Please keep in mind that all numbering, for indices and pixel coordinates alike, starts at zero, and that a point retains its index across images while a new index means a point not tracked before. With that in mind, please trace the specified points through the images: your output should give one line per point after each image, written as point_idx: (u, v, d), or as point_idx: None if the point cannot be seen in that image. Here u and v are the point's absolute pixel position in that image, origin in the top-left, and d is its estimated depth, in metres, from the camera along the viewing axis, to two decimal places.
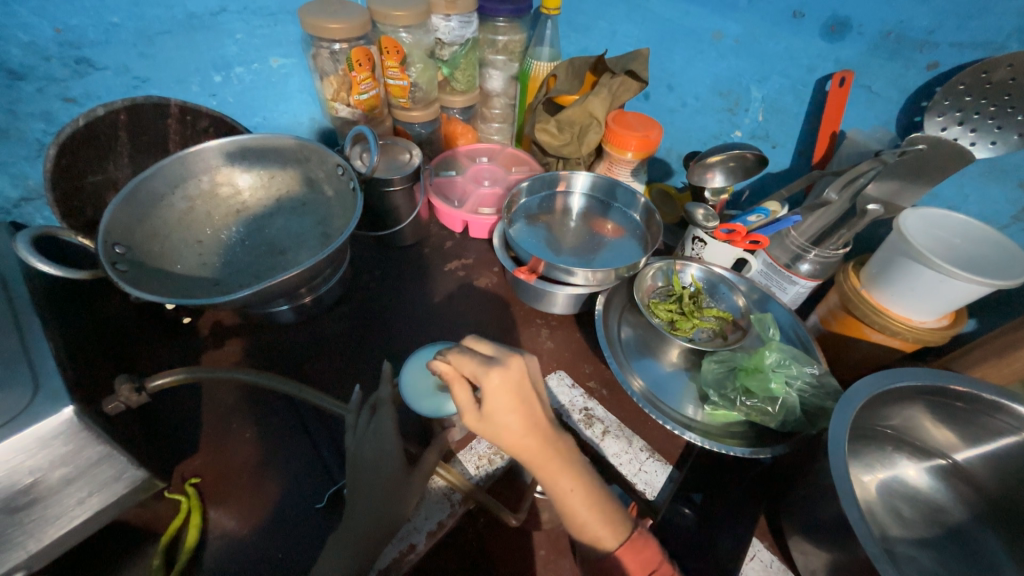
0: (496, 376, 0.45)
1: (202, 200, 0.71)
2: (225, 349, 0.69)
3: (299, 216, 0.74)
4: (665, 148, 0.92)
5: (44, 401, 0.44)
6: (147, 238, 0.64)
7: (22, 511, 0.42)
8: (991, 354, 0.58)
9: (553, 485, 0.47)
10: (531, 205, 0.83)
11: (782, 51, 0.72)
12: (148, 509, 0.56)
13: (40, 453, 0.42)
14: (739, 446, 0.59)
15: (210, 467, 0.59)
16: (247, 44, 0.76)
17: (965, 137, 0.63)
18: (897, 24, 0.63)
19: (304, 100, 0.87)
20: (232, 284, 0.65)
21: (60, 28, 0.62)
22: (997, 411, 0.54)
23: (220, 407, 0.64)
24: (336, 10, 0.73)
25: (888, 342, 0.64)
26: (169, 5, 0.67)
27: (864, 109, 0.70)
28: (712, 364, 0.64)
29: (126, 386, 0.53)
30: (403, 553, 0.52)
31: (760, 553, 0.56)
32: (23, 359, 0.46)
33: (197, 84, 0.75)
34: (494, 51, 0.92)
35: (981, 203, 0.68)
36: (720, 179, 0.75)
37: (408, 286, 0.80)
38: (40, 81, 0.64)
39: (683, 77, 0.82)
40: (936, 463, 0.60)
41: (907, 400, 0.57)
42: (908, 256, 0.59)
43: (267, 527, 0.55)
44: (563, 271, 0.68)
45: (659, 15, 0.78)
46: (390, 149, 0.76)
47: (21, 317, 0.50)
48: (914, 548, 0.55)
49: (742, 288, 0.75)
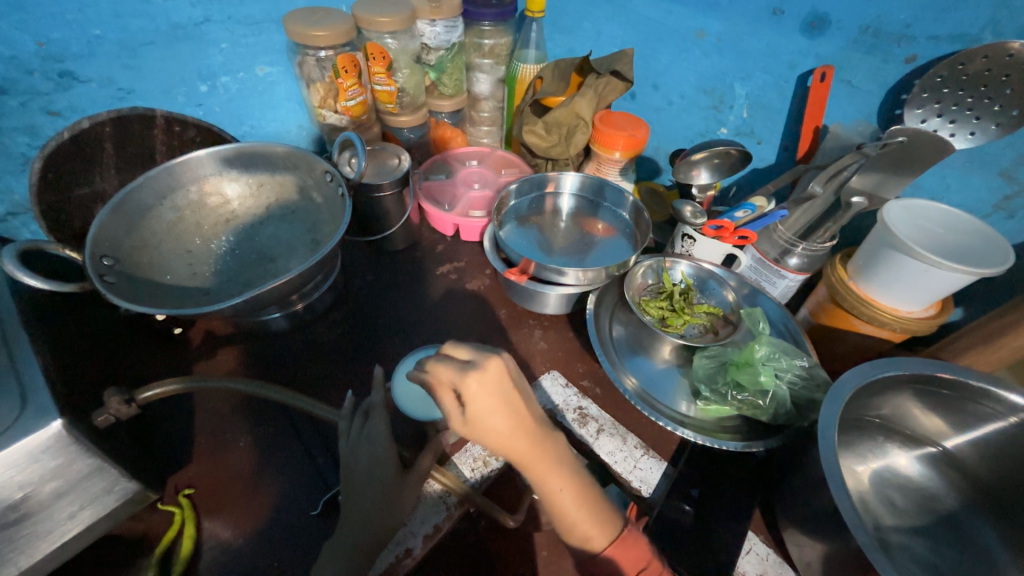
0: (473, 381, 0.46)
1: (191, 209, 0.70)
2: (218, 359, 0.69)
3: (289, 224, 0.74)
4: (653, 147, 0.92)
5: (33, 415, 0.44)
6: (135, 249, 0.64)
7: (12, 527, 0.42)
8: (977, 342, 0.59)
9: (541, 485, 0.48)
10: (520, 206, 0.84)
11: (763, 48, 0.72)
12: (142, 520, 0.55)
13: (30, 467, 0.43)
14: (732, 441, 0.59)
15: (204, 477, 0.59)
16: (233, 53, 0.76)
17: (944, 128, 0.63)
18: (875, 19, 0.64)
19: (292, 108, 0.87)
20: (223, 293, 0.66)
21: (43, 41, 0.62)
22: (984, 397, 0.54)
23: (215, 415, 0.64)
24: (321, 18, 0.73)
25: (876, 332, 0.65)
26: (153, 16, 0.67)
27: (846, 103, 0.71)
28: (703, 359, 0.65)
29: (116, 398, 0.53)
30: (400, 557, 0.52)
31: (756, 546, 0.56)
32: (11, 374, 0.46)
33: (183, 95, 0.75)
34: (480, 55, 0.92)
35: (963, 193, 0.69)
36: (706, 176, 0.75)
37: (401, 290, 0.80)
38: (23, 95, 0.64)
39: (667, 76, 0.82)
40: (926, 451, 0.61)
41: (896, 389, 0.57)
42: (894, 247, 0.59)
43: (265, 536, 0.55)
44: (554, 271, 0.68)
45: (643, 15, 0.79)
46: (379, 154, 0.76)
47: (9, 333, 0.49)
48: (908, 537, 0.55)
49: (731, 283, 0.76)
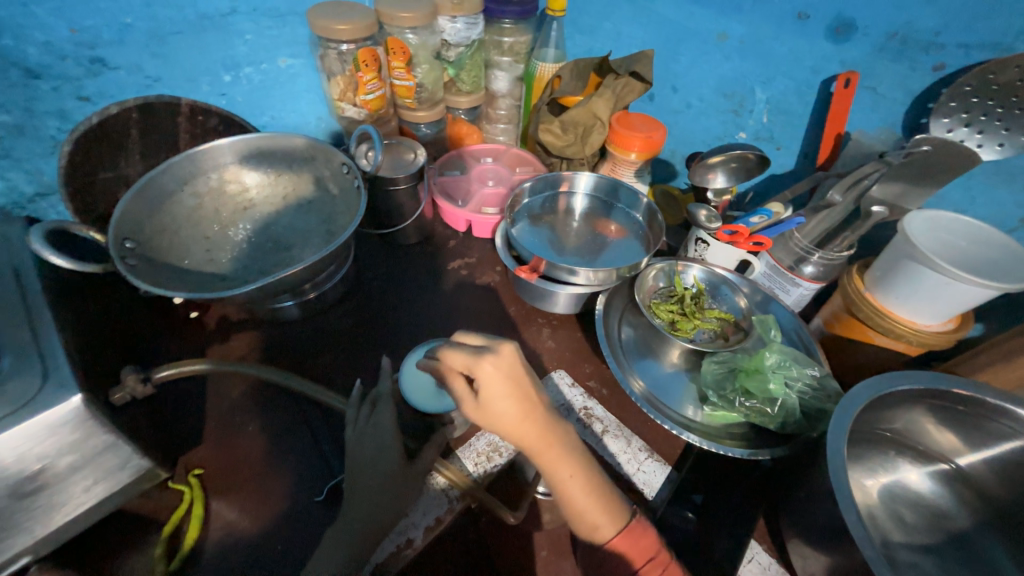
0: (487, 364, 0.47)
1: (211, 196, 0.72)
2: (231, 344, 0.70)
3: (306, 214, 0.76)
4: (669, 149, 0.92)
5: (53, 389, 0.45)
6: (155, 233, 0.65)
7: (30, 497, 0.44)
8: (997, 359, 0.57)
9: (551, 473, 0.48)
10: (533, 205, 0.84)
11: (786, 53, 0.72)
12: (152, 498, 0.57)
13: (48, 440, 0.44)
14: (739, 448, 0.59)
15: (213, 458, 0.60)
16: (257, 44, 0.77)
17: (971, 138, 0.62)
18: (903, 25, 0.63)
19: (312, 101, 0.89)
20: (239, 279, 0.67)
21: (76, 29, 0.64)
22: (1000, 414, 0.53)
23: (225, 399, 0.65)
24: (344, 12, 0.74)
25: (892, 345, 0.64)
26: (181, 6, 0.69)
27: (870, 111, 0.69)
28: (712, 364, 0.64)
29: (133, 377, 0.55)
30: (400, 547, 0.53)
31: (758, 555, 0.56)
32: (34, 349, 0.48)
33: (207, 83, 0.77)
34: (500, 52, 0.92)
35: (988, 206, 0.67)
36: (722, 180, 0.74)
37: (412, 284, 0.81)
38: (55, 79, 0.66)
39: (687, 78, 0.81)
40: (938, 468, 0.59)
41: (909, 403, 0.56)
42: (913, 259, 0.58)
43: (270, 519, 0.55)
44: (565, 270, 0.69)
45: (665, 16, 0.78)
46: (396, 149, 0.77)
47: (33, 310, 0.51)
48: (916, 554, 0.54)
49: (744, 289, 0.75)
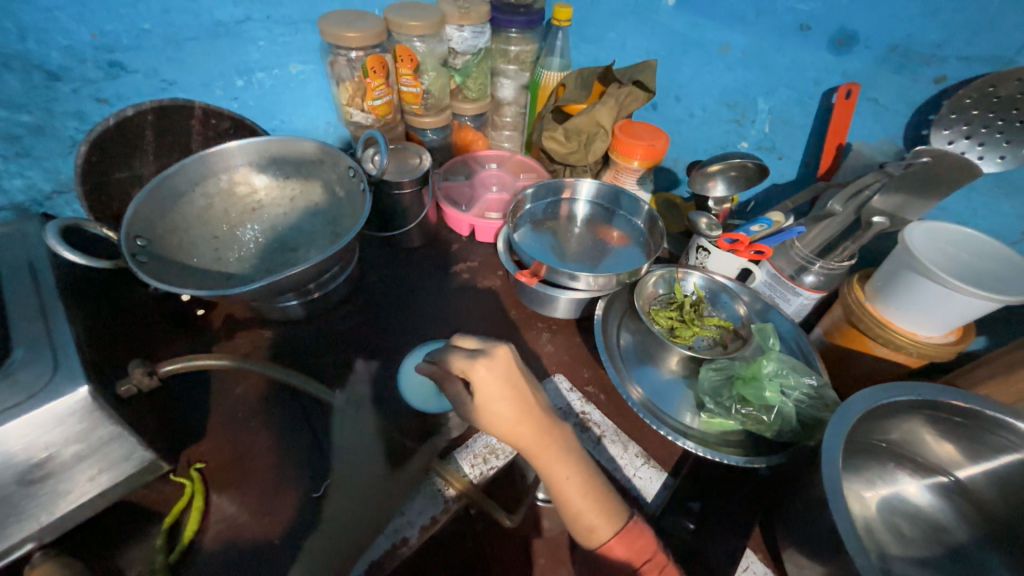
0: (481, 367, 0.48)
1: (220, 197, 0.74)
2: (236, 342, 0.72)
3: (312, 216, 0.77)
4: (672, 158, 0.92)
5: (62, 378, 0.47)
6: (166, 232, 0.67)
7: (38, 483, 0.45)
8: (998, 372, 0.57)
9: (547, 474, 0.48)
10: (536, 210, 0.85)
11: (788, 64, 0.72)
12: (153, 490, 0.58)
13: (56, 429, 0.45)
14: (735, 455, 0.59)
15: (215, 453, 0.61)
16: (269, 51, 0.80)
17: (972, 151, 0.62)
18: (904, 38, 0.64)
19: (322, 106, 0.91)
20: (245, 278, 0.69)
21: (96, 33, 0.67)
22: (999, 428, 0.52)
23: (228, 396, 0.66)
24: (354, 20, 0.76)
25: (893, 356, 0.64)
26: (197, 13, 0.71)
27: (872, 122, 0.70)
28: (709, 372, 0.64)
29: (138, 369, 0.56)
30: (395, 546, 0.52)
31: (753, 565, 0.55)
32: (46, 341, 0.49)
33: (220, 88, 0.79)
34: (506, 61, 0.94)
35: (990, 219, 0.67)
36: (722, 188, 0.75)
37: (415, 286, 0.82)
38: (75, 82, 0.69)
39: (691, 88, 0.82)
40: (937, 481, 0.59)
41: (906, 414, 0.56)
42: (912, 270, 0.58)
43: (268, 515, 0.56)
44: (566, 275, 0.70)
45: (669, 27, 0.79)
46: (402, 154, 0.79)
47: (46, 304, 0.53)
48: (914, 567, 0.53)
49: (744, 297, 0.75)
